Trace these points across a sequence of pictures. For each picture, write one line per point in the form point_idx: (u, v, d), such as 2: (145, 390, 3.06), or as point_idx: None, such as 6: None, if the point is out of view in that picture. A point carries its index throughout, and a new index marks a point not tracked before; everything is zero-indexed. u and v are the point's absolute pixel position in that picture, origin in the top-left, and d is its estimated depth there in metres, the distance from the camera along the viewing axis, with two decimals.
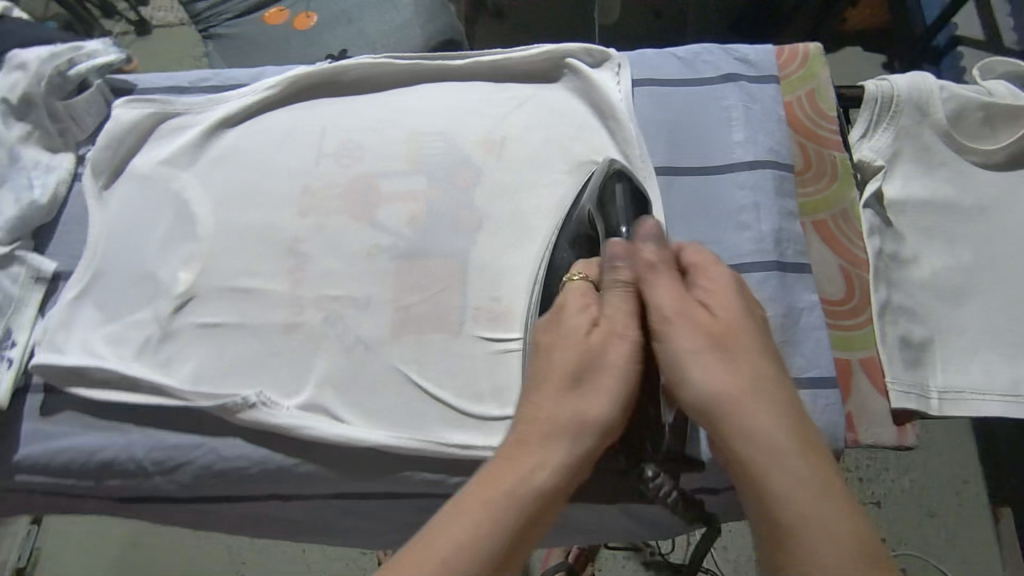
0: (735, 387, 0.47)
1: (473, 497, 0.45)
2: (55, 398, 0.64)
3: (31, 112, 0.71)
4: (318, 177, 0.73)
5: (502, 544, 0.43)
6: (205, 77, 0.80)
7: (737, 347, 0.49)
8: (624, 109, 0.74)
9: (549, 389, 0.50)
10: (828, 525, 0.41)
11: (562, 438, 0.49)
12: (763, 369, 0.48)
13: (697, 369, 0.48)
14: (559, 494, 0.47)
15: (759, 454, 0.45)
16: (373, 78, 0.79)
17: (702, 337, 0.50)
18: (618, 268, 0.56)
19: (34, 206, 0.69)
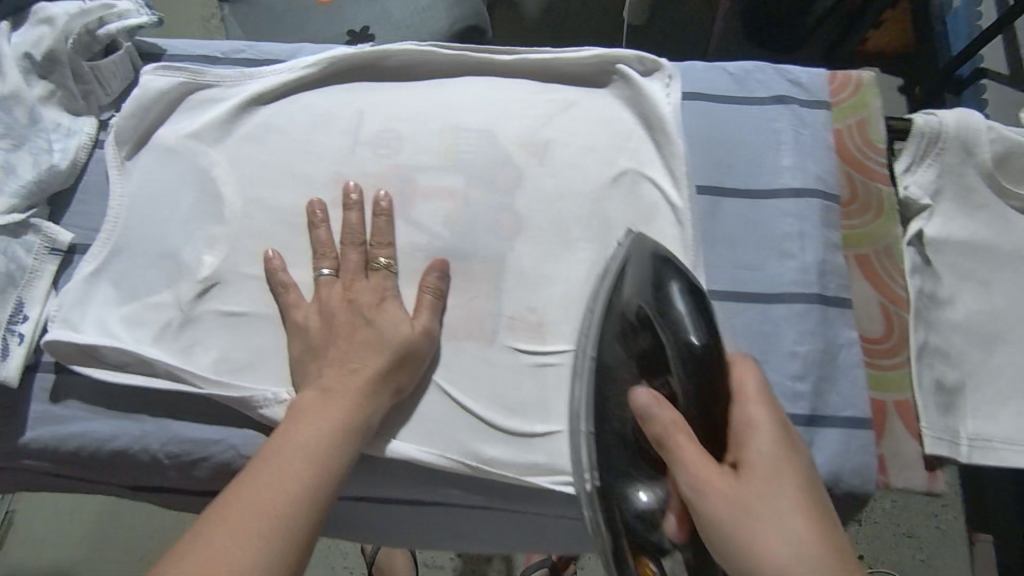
0: (786, 555, 0.41)
1: (292, 424, 0.54)
2: (67, 379, 0.62)
3: (55, 71, 0.67)
4: (352, 166, 0.70)
5: (341, 464, 0.53)
6: (239, 49, 0.76)
7: (775, 502, 0.44)
8: (673, 123, 0.71)
9: (353, 366, 0.58)
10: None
11: (354, 399, 0.56)
12: (805, 521, 0.43)
13: (743, 537, 0.43)
14: (359, 433, 0.56)
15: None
16: (415, 66, 0.75)
17: (737, 501, 0.44)
18: (652, 411, 0.49)
19: (52, 172, 0.65)
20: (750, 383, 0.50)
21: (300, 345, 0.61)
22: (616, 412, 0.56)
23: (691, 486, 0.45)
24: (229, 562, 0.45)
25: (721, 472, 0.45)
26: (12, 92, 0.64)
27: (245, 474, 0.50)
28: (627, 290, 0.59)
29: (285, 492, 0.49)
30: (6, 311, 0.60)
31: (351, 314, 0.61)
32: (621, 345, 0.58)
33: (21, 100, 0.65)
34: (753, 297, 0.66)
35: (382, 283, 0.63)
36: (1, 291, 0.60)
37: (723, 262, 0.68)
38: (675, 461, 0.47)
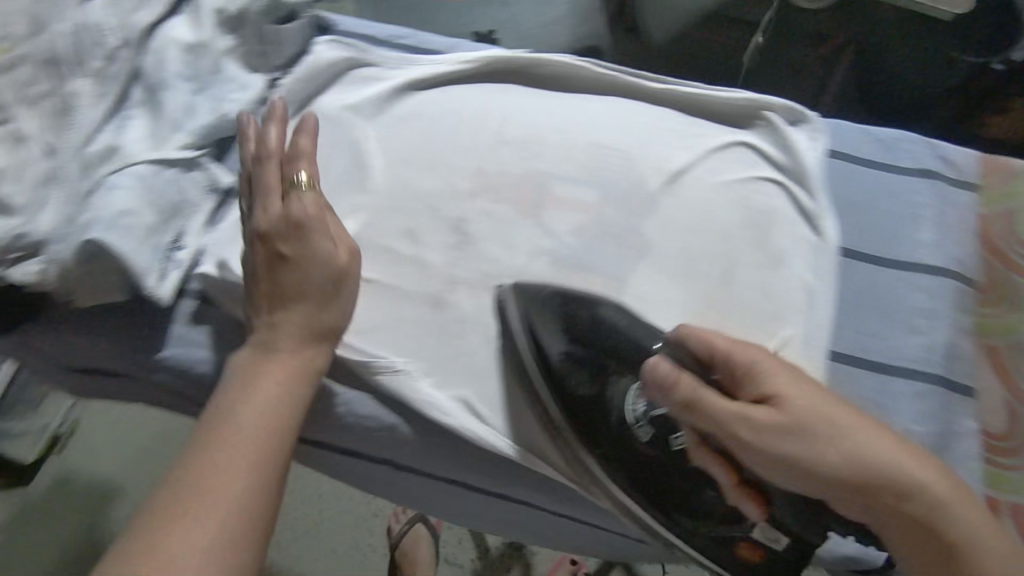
0: (847, 459, 0.51)
1: (234, 395, 0.57)
2: (207, 309, 0.67)
3: (242, 28, 0.72)
4: (493, 164, 0.72)
5: (296, 403, 0.58)
6: (402, 35, 0.81)
7: (807, 418, 0.52)
8: (816, 173, 0.72)
9: (283, 336, 0.59)
10: (972, 521, 0.51)
11: (292, 364, 0.59)
12: (860, 430, 0.52)
13: (826, 460, 0.51)
14: (303, 375, 0.59)
15: (899, 495, 0.51)
16: (564, 78, 0.78)
17: (778, 428, 0.52)
18: (674, 379, 0.55)
19: (225, 118, 0.69)
20: (716, 342, 0.56)
21: (253, 286, 0.61)
22: (622, 436, 0.61)
23: (734, 434, 0.53)
24: (217, 499, 0.52)
25: (755, 409, 0.53)
26: (204, 41, 0.69)
27: (205, 427, 0.56)
28: (539, 332, 0.63)
29: (250, 435, 0.55)
30: (171, 234, 0.64)
31: (267, 250, 0.61)
32: (548, 381, 0.62)
33: (209, 50, 0.70)
34: (866, 364, 0.67)
35: (315, 203, 0.62)
36: (167, 219, 0.64)
37: (848, 327, 0.69)
38: (707, 413, 0.54)
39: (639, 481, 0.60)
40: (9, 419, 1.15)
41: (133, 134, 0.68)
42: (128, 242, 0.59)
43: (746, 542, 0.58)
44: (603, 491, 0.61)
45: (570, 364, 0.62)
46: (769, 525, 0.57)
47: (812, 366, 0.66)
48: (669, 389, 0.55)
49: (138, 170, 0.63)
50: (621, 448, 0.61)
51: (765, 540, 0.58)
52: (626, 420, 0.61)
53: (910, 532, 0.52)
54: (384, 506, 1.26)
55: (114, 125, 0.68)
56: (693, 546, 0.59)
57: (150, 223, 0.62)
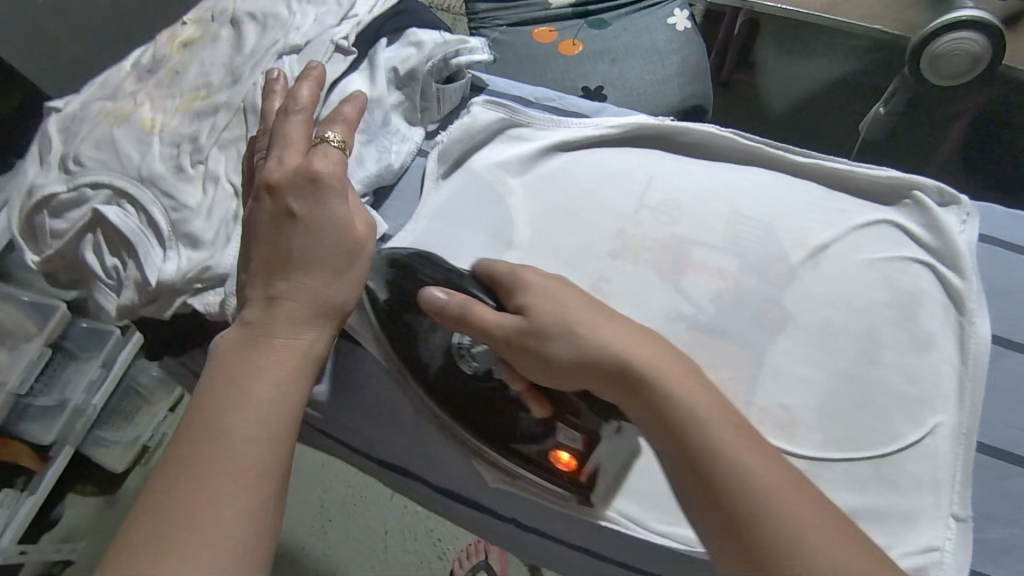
0: (579, 357, 0.52)
1: (224, 397, 0.51)
2: (352, 348, 0.73)
3: (409, 85, 0.78)
4: (634, 226, 0.75)
5: (296, 399, 0.53)
6: (551, 98, 0.85)
7: (546, 317, 0.54)
8: (968, 259, 0.71)
9: (283, 319, 0.55)
10: (743, 450, 0.45)
11: (291, 358, 0.54)
12: (595, 324, 0.53)
13: (640, 398, 0.49)
14: (302, 368, 0.55)
15: (671, 422, 0.47)
16: (705, 146, 0.80)
17: (526, 327, 0.54)
18: (445, 301, 0.57)
19: (387, 168, 0.75)
20: (500, 269, 0.59)
21: (257, 245, 0.58)
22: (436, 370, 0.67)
23: (498, 339, 0.56)
24: (208, 532, 0.46)
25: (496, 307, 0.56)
26: (378, 97, 0.76)
27: (188, 445, 0.49)
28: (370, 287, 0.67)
29: (249, 453, 0.49)
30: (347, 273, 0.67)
31: (278, 207, 0.58)
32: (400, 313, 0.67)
33: (381, 104, 0.76)
34: None
35: (339, 165, 0.59)
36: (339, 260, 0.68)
37: (1001, 420, 0.66)
38: (470, 318, 0.57)
39: (467, 409, 0.66)
40: (107, 427, 1.22)
41: None
42: None
43: (558, 450, 0.63)
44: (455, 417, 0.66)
45: (398, 306, 0.67)
46: (568, 430, 0.62)
47: (965, 458, 0.63)
48: (444, 310, 0.58)
49: None
50: (452, 382, 0.67)
51: (568, 442, 0.62)
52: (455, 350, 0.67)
53: (657, 431, 0.48)
54: (449, 550, 1.25)
55: None
56: (526, 464, 0.64)
57: None
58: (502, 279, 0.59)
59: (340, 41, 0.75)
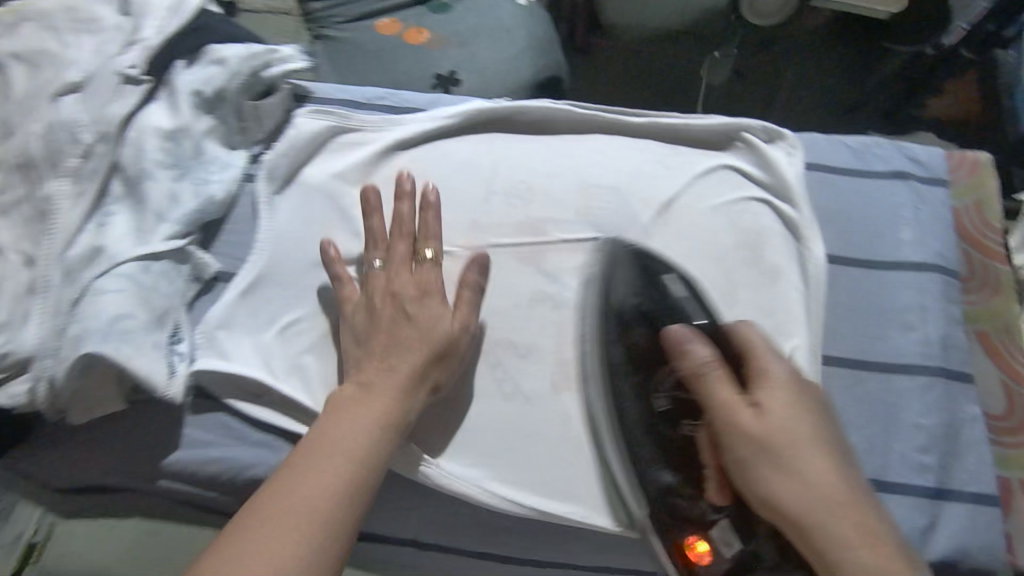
0: (805, 490, 0.52)
1: (339, 435, 0.56)
2: (207, 403, 0.66)
3: (220, 108, 0.71)
4: (486, 215, 0.73)
5: (384, 450, 0.57)
6: (382, 96, 0.81)
7: (789, 440, 0.54)
8: (798, 187, 0.75)
9: (390, 385, 0.59)
10: (862, 542, 0.51)
11: (394, 417, 0.58)
12: (818, 458, 0.54)
13: (804, 504, 0.52)
14: (394, 424, 0.58)
15: (802, 521, 0.52)
16: (545, 121, 0.79)
17: (760, 440, 0.54)
18: (687, 349, 0.59)
19: (210, 201, 0.69)
20: (753, 341, 0.59)
21: (354, 346, 0.63)
22: (631, 398, 0.63)
23: (724, 434, 0.56)
24: (289, 538, 0.50)
25: (748, 409, 0.55)
26: (183, 126, 0.68)
27: (295, 459, 0.55)
28: (609, 317, 0.66)
29: (343, 467, 0.55)
30: (168, 331, 0.63)
31: (396, 312, 0.62)
32: (621, 343, 0.64)
33: (188, 134, 0.69)
34: (880, 368, 0.69)
35: (434, 277, 0.65)
36: (161, 316, 0.62)
37: (850, 334, 0.70)
38: (711, 402, 0.57)
39: (647, 458, 0.61)
40: None
41: (115, 231, 0.64)
42: (128, 348, 0.58)
43: (699, 537, 0.58)
44: (607, 426, 0.64)
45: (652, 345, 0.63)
46: (723, 526, 0.57)
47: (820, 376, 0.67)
48: (679, 355, 0.59)
49: (127, 269, 0.62)
50: (649, 429, 0.62)
51: (719, 541, 0.57)
52: (625, 401, 0.63)
53: (773, 518, 0.54)
54: None
55: (94, 222, 0.64)
56: (655, 521, 0.60)
57: (145, 322, 0.60)
58: (751, 362, 0.59)
59: (126, 71, 0.67)
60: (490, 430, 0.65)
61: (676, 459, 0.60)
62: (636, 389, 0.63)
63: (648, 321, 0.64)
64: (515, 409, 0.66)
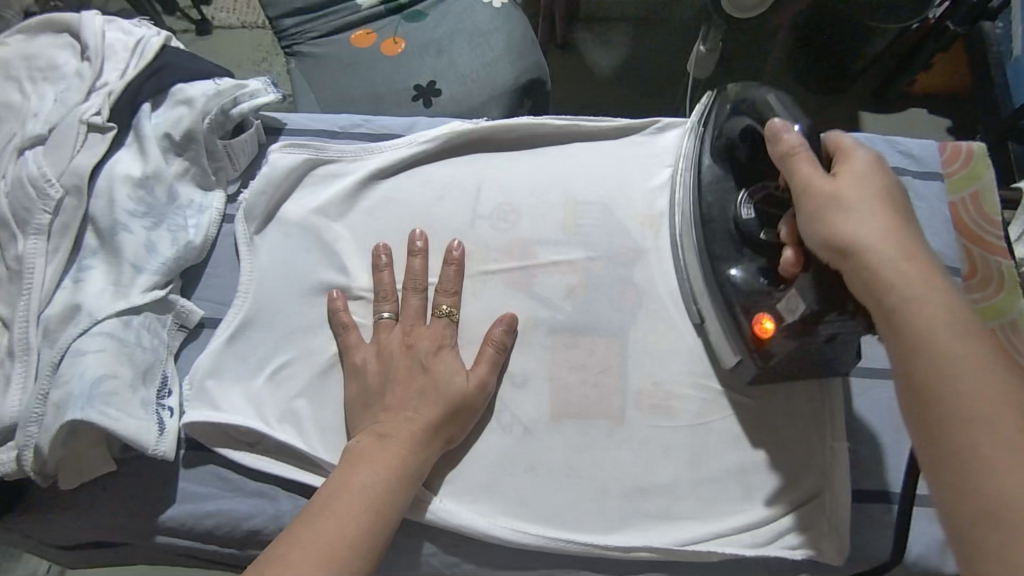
0: (868, 227, 0.51)
1: (354, 481, 0.55)
2: (199, 453, 0.63)
3: (190, 148, 0.69)
4: (473, 240, 0.71)
5: (397, 501, 0.55)
6: (358, 124, 0.79)
7: (859, 197, 0.53)
8: None
9: (406, 430, 0.58)
10: (926, 295, 0.47)
11: (410, 464, 0.57)
12: (884, 217, 0.51)
13: (866, 241, 0.50)
14: (411, 473, 0.57)
15: (866, 262, 0.50)
16: (528, 138, 0.77)
17: (828, 194, 0.53)
18: (780, 134, 0.58)
19: (189, 247, 0.67)
20: (841, 138, 0.58)
21: (364, 404, 0.61)
22: (719, 218, 0.65)
23: (801, 193, 0.55)
24: None
25: (821, 175, 0.55)
26: (154, 171, 0.66)
27: (307, 512, 0.53)
28: (707, 141, 0.69)
29: (355, 515, 0.53)
30: (155, 386, 0.61)
31: (414, 360, 0.61)
32: (722, 163, 0.68)
33: (161, 179, 0.67)
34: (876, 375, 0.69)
35: (444, 330, 0.64)
36: (147, 372, 0.60)
37: None
38: (791, 167, 0.57)
39: (717, 254, 0.64)
40: None
41: (92, 286, 0.61)
42: (116, 410, 0.55)
43: (766, 315, 0.59)
44: (689, 243, 0.68)
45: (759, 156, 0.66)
46: (791, 294, 0.58)
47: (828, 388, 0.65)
48: (772, 142, 0.59)
49: (108, 327, 0.59)
50: (733, 228, 0.65)
51: (785, 312, 0.58)
52: (732, 211, 0.65)
53: (839, 266, 0.52)
54: None
55: (70, 278, 0.62)
56: (720, 310, 0.63)
57: (129, 380, 0.58)
58: (831, 155, 0.58)
59: (91, 119, 0.65)
60: (493, 463, 0.63)
61: (755, 250, 0.63)
62: (744, 207, 0.65)
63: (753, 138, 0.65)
64: (513, 441, 0.64)
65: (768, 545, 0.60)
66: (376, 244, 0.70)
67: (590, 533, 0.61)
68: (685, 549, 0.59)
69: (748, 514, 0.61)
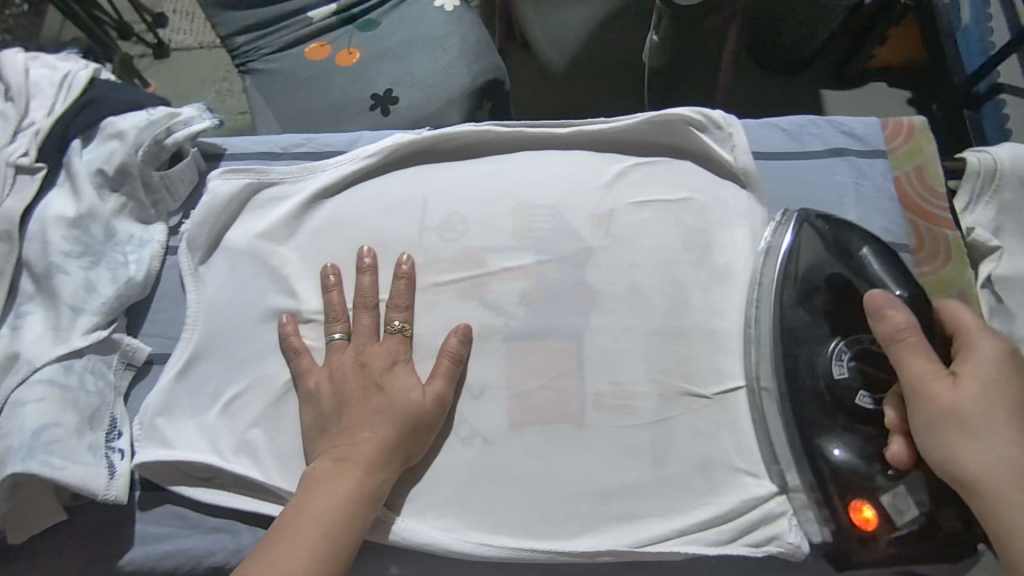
0: (984, 457, 0.51)
1: (310, 506, 0.54)
2: (155, 492, 0.62)
3: (126, 183, 0.68)
4: (422, 253, 0.70)
5: (354, 524, 0.55)
6: (298, 143, 0.78)
7: (983, 414, 0.51)
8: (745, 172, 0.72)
9: (363, 452, 0.57)
10: None
11: (367, 486, 0.56)
12: (1015, 441, 0.51)
13: (980, 470, 0.50)
14: (369, 496, 0.56)
15: (976, 485, 0.51)
16: (473, 146, 0.77)
17: (950, 410, 0.52)
18: (888, 313, 0.56)
19: (130, 284, 0.66)
20: (964, 321, 0.56)
21: (322, 427, 0.60)
22: (808, 371, 0.61)
23: (916, 393, 0.54)
24: None
25: (945, 378, 0.53)
26: (89, 210, 0.65)
27: (268, 540, 0.53)
28: (789, 276, 0.65)
29: (313, 542, 0.52)
30: (103, 429, 0.60)
31: (368, 379, 0.61)
32: (802, 308, 0.63)
33: (97, 217, 0.65)
34: None
35: (399, 347, 0.64)
36: (93, 416, 0.59)
37: None
38: (899, 360, 0.55)
39: (807, 415, 0.60)
40: None
41: (30, 332, 0.60)
42: (59, 458, 0.55)
43: (867, 503, 0.58)
44: (767, 389, 0.63)
45: (843, 300, 0.63)
46: (898, 492, 0.57)
47: None
48: (878, 321, 0.57)
49: (47, 373, 0.58)
50: (824, 392, 0.60)
51: (894, 508, 0.57)
52: (821, 366, 0.61)
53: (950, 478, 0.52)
54: None
55: (8, 325, 0.61)
56: (811, 480, 0.60)
57: (74, 426, 0.57)
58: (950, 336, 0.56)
59: (19, 160, 0.64)
60: (454, 478, 0.63)
61: (850, 418, 0.60)
62: (839, 371, 0.60)
63: (842, 289, 0.63)
64: (474, 454, 0.63)
65: (732, 543, 0.60)
66: (323, 265, 0.69)
67: (556, 540, 0.61)
68: (645, 549, 0.59)
69: (710, 507, 0.61)
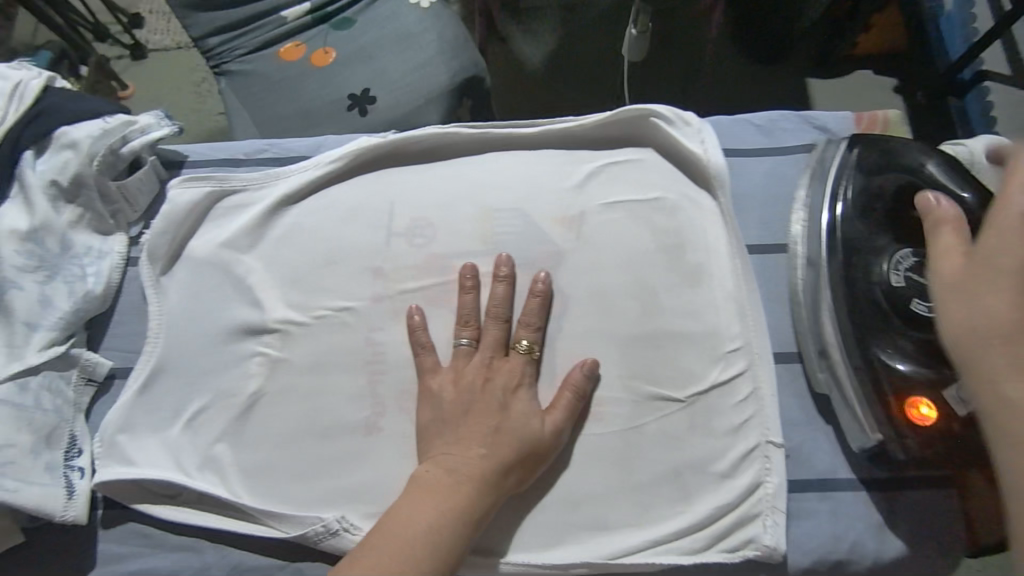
0: (974, 311, 0.49)
1: (412, 514, 0.53)
2: (117, 512, 0.61)
3: (82, 194, 0.66)
4: (389, 259, 0.68)
5: (457, 544, 0.53)
6: (262, 149, 0.77)
7: (991, 271, 0.49)
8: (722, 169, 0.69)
9: (476, 471, 0.55)
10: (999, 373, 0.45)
11: (477, 509, 0.54)
12: (1003, 294, 0.48)
13: (968, 324, 0.49)
14: (477, 518, 0.54)
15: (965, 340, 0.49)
16: (441, 148, 0.75)
17: (958, 272, 0.52)
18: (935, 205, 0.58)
19: (87, 298, 0.65)
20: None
21: (431, 441, 0.58)
22: (863, 279, 0.63)
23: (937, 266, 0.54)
24: None
25: (964, 250, 0.53)
26: (43, 223, 0.63)
27: (370, 540, 0.51)
28: (848, 191, 0.66)
29: (416, 557, 0.50)
30: (62, 448, 0.60)
31: (495, 398, 0.59)
32: (860, 219, 0.65)
33: (51, 230, 0.64)
34: None
35: (518, 369, 0.61)
36: (50, 434, 0.59)
37: (776, 325, 0.68)
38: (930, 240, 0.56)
39: (862, 319, 0.62)
40: None
41: None
42: (13, 480, 0.55)
43: (925, 399, 0.59)
44: (817, 302, 0.65)
45: (898, 214, 0.65)
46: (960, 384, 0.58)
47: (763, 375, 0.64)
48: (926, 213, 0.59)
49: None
50: (882, 296, 0.62)
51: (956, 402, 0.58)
52: (875, 275, 0.63)
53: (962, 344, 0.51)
54: None
55: None
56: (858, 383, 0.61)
57: (28, 447, 0.57)
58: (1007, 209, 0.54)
59: None
60: None
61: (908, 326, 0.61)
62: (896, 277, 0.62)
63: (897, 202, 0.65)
64: None
65: (705, 551, 0.60)
66: (287, 275, 0.67)
67: (528, 551, 0.60)
68: (619, 561, 0.59)
69: (686, 517, 0.60)
